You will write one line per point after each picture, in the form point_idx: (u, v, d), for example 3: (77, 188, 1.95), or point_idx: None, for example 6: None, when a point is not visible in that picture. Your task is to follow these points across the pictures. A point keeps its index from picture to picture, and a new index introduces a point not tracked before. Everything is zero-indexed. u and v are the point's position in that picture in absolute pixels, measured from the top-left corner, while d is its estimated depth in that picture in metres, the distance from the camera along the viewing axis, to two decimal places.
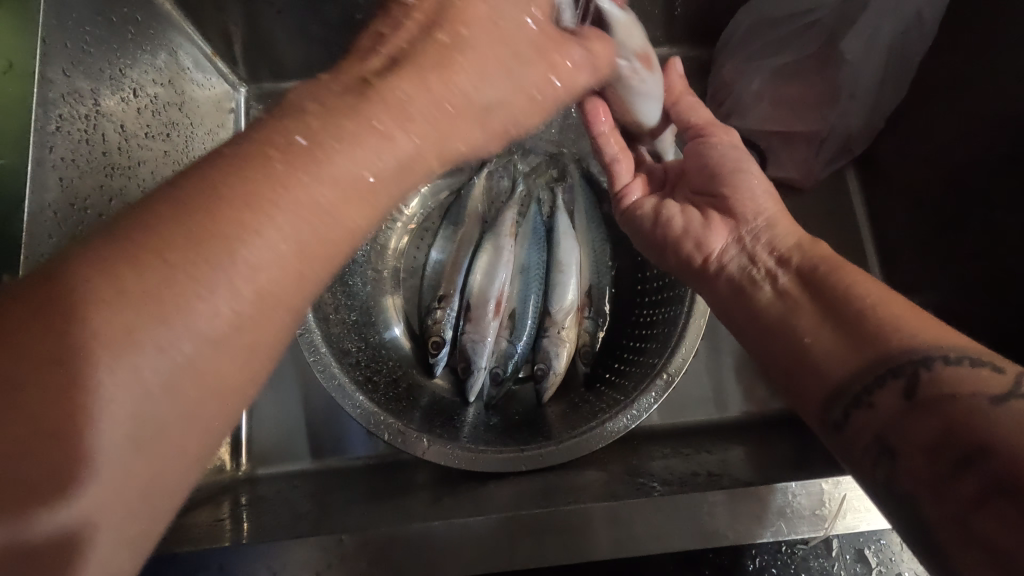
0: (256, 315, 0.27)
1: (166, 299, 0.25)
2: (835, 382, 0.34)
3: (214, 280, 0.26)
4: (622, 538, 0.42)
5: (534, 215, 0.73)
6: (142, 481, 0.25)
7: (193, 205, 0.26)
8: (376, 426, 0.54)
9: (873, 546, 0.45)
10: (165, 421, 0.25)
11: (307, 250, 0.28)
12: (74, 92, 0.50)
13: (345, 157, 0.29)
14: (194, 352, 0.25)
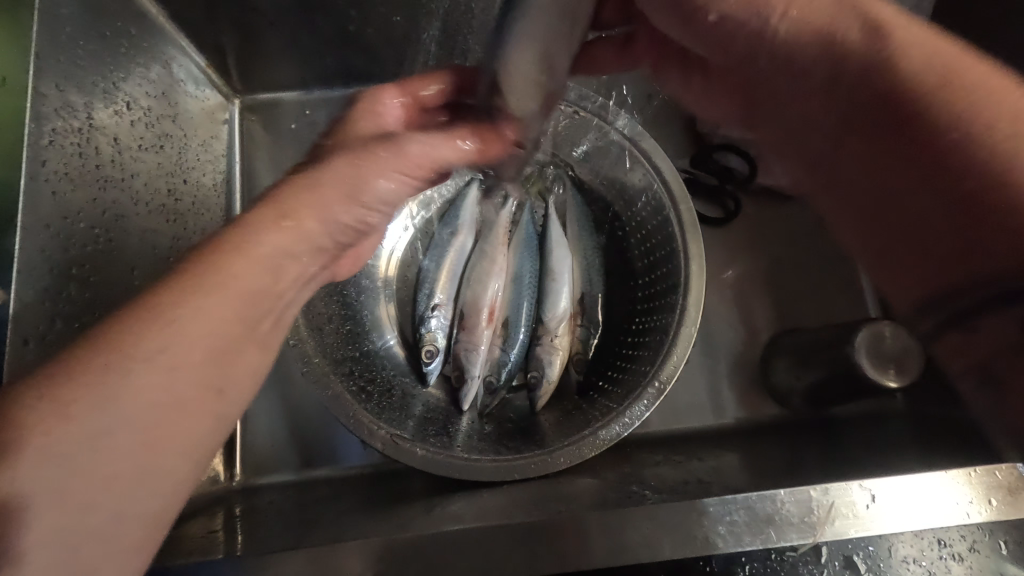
0: (167, 396, 0.34)
1: (79, 391, 0.32)
2: (935, 291, 0.37)
3: (118, 368, 0.33)
4: (616, 546, 0.42)
5: (527, 224, 0.73)
6: (85, 536, 0.32)
7: (116, 318, 0.34)
8: (369, 437, 0.54)
9: (862, 553, 0.46)
10: (95, 483, 0.32)
11: (219, 313, 0.36)
12: (67, 106, 0.51)
13: (247, 248, 0.38)
14: (117, 424, 0.33)
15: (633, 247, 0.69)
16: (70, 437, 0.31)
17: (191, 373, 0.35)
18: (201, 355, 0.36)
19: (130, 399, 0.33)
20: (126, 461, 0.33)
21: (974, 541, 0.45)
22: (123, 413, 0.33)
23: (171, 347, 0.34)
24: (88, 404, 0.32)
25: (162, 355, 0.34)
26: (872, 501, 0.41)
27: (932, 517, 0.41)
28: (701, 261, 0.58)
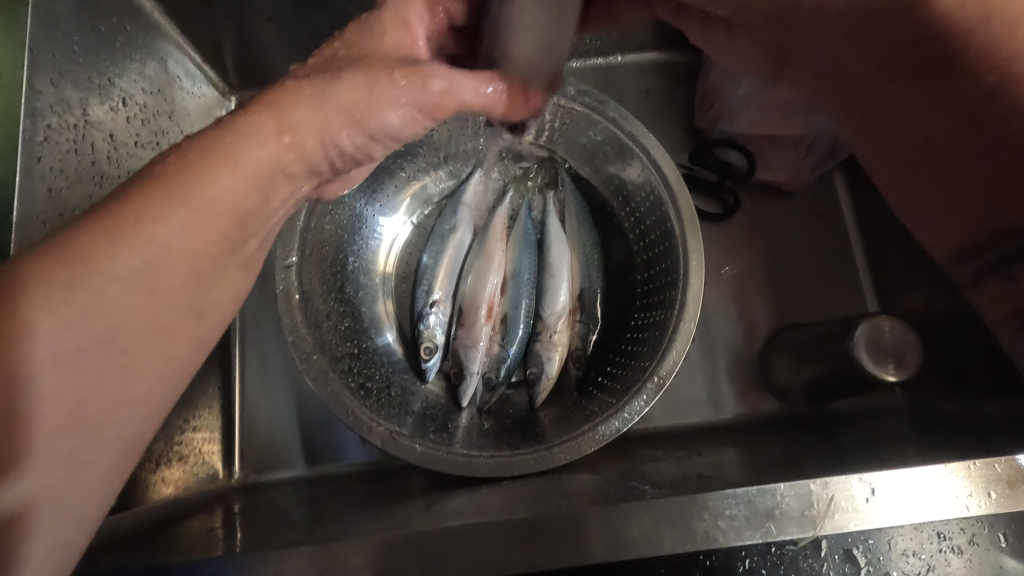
0: (140, 312, 0.36)
1: (33, 304, 0.32)
2: (978, 243, 0.39)
3: (83, 284, 0.33)
4: (616, 542, 0.42)
5: (525, 220, 0.74)
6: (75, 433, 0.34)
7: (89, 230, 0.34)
8: (369, 433, 0.54)
9: (862, 546, 0.46)
10: (72, 392, 0.34)
11: (193, 224, 0.36)
12: (63, 103, 0.50)
13: (227, 163, 0.37)
14: (87, 334, 0.34)
15: (633, 243, 0.69)
16: (41, 352, 0.32)
17: (167, 287, 0.36)
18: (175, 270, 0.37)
19: (98, 317, 0.34)
20: (102, 371, 0.35)
21: (973, 534, 0.46)
22: (92, 326, 0.34)
23: (143, 265, 0.35)
24: (51, 319, 0.32)
25: (131, 268, 0.35)
26: (871, 496, 0.41)
27: (932, 510, 0.41)
28: (700, 256, 0.58)
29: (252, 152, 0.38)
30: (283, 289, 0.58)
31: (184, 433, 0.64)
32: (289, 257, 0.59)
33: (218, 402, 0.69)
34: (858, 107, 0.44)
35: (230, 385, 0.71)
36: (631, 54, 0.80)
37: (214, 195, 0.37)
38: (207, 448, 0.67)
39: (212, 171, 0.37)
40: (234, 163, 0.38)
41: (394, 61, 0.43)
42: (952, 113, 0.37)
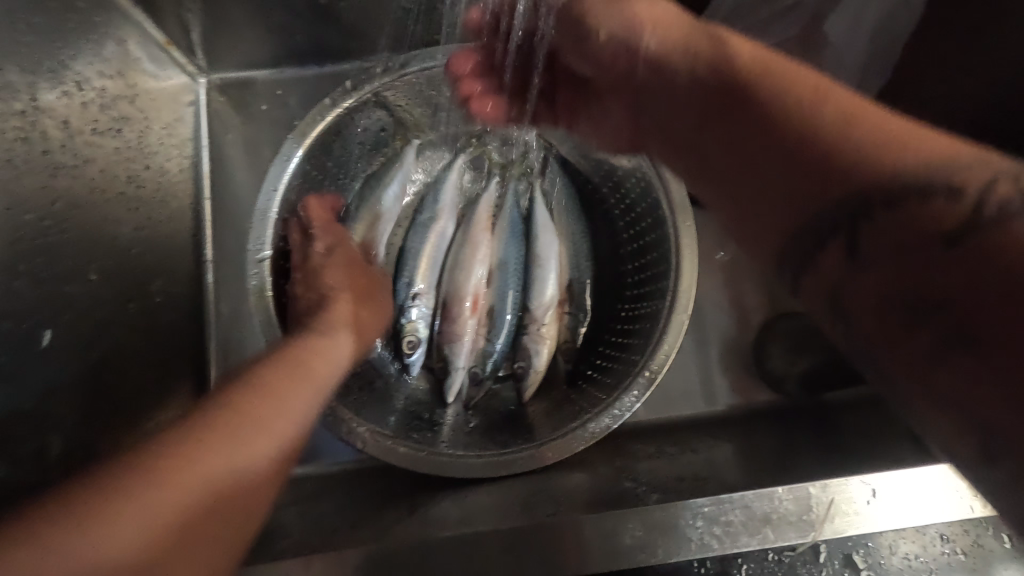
0: (235, 472, 0.39)
1: (189, 457, 0.37)
2: (787, 233, 0.36)
3: (199, 463, 0.37)
4: (608, 551, 0.40)
5: (511, 208, 0.70)
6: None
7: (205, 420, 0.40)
8: (347, 435, 0.52)
9: (861, 550, 0.44)
10: (179, 529, 0.35)
11: (263, 429, 0.41)
12: (7, 87, 0.46)
13: (294, 393, 0.44)
14: (202, 488, 0.37)
15: (621, 229, 0.66)
16: (173, 502, 0.35)
17: (262, 457, 0.40)
18: (271, 440, 0.41)
19: (222, 466, 0.38)
20: (216, 517, 0.37)
21: (975, 536, 0.44)
22: (232, 465, 0.39)
23: (253, 431, 0.40)
24: (198, 464, 0.37)
25: (253, 433, 0.40)
26: (872, 497, 0.40)
27: (935, 512, 0.39)
28: (693, 244, 0.56)
29: (301, 384, 0.45)
30: (256, 285, 0.55)
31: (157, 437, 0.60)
32: (262, 251, 0.55)
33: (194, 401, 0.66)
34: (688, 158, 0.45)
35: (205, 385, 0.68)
36: None
37: (299, 390, 0.44)
38: None
39: (292, 384, 0.44)
40: (305, 365, 0.46)
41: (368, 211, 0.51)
42: (743, 125, 0.39)
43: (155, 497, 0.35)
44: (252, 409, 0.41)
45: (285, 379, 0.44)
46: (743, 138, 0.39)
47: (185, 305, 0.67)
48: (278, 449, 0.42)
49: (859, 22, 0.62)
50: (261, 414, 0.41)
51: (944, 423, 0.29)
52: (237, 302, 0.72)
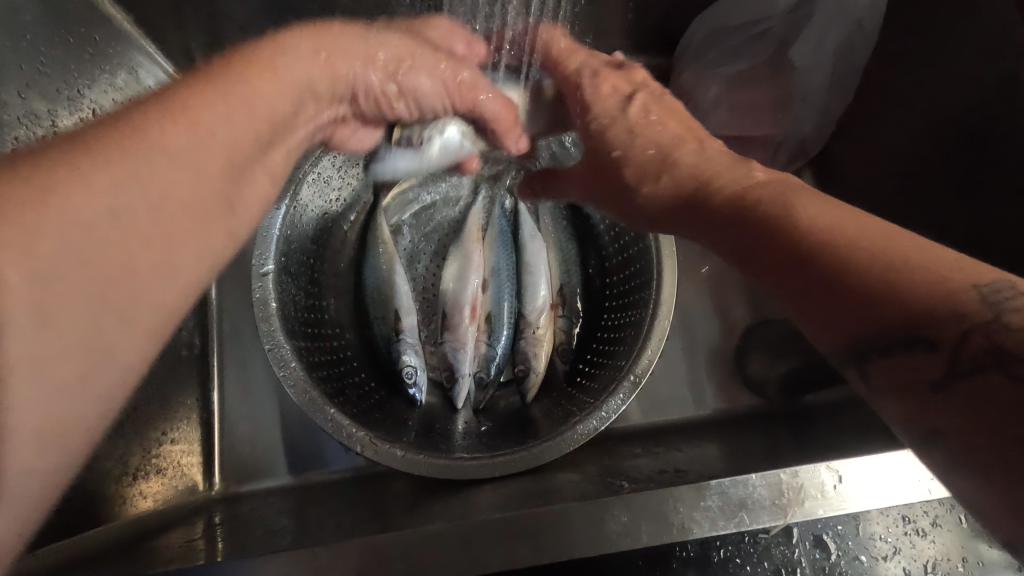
0: (182, 194, 0.31)
1: (60, 173, 0.26)
2: (863, 330, 0.30)
3: (112, 188, 0.27)
4: (595, 536, 0.43)
5: (499, 219, 0.74)
6: (84, 365, 0.27)
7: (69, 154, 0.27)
8: (348, 439, 0.54)
9: (831, 531, 0.49)
10: (83, 299, 0.27)
11: (231, 114, 0.34)
12: (31, 114, 0.50)
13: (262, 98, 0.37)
14: (127, 174, 0.28)
15: (606, 244, 0.70)
16: (52, 241, 0.25)
17: (212, 171, 0.32)
18: (224, 146, 0.33)
19: (146, 194, 0.29)
20: (163, 211, 0.30)
21: (935, 516, 0.48)
22: (184, 134, 0.31)
23: (196, 138, 0.31)
24: (75, 200, 0.26)
25: (196, 109, 0.32)
26: (840, 482, 0.43)
27: (897, 494, 0.42)
28: (672, 252, 0.60)
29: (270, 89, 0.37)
30: (259, 297, 0.56)
31: (161, 446, 0.63)
32: (265, 264, 0.57)
33: (198, 413, 0.69)
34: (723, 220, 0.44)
35: (208, 397, 0.70)
36: None
37: (253, 89, 0.36)
38: (187, 460, 0.66)
39: (246, 79, 0.36)
40: (252, 73, 0.36)
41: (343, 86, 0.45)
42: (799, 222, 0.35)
43: (35, 220, 0.25)
44: (205, 146, 0.32)
45: (240, 86, 0.35)
46: (797, 225, 0.35)
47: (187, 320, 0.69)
48: (239, 160, 0.34)
49: (821, 47, 0.66)
50: (198, 129, 0.32)
51: (971, 486, 0.27)
52: (237, 318, 0.74)
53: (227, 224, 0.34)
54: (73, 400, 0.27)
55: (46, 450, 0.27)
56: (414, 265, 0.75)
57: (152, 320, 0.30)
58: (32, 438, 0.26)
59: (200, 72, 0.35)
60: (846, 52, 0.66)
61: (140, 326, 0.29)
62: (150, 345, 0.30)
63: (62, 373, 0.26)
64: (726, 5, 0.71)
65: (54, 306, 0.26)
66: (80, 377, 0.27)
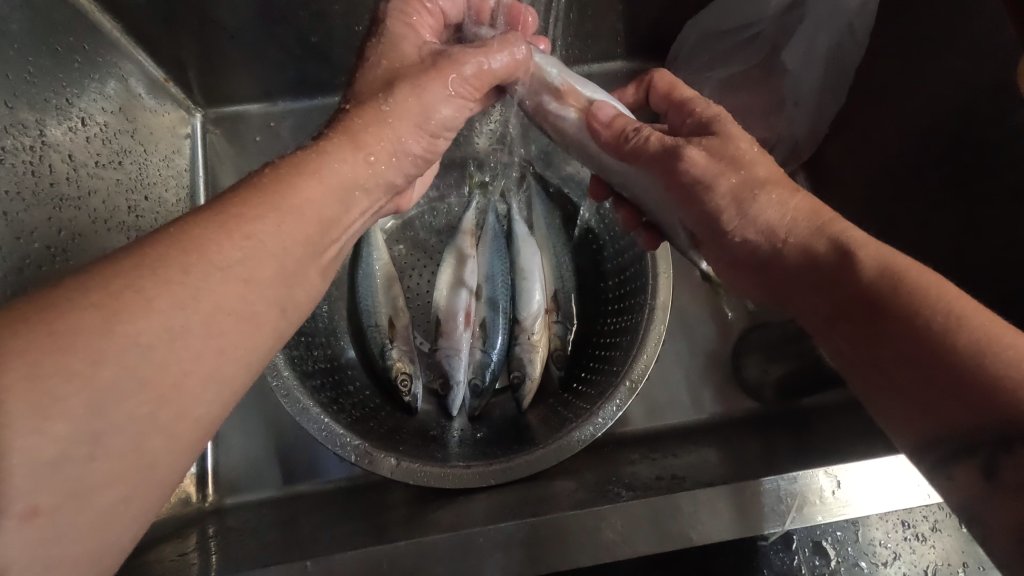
0: (231, 308, 0.32)
1: (124, 295, 0.28)
2: (937, 430, 0.34)
3: (195, 270, 0.31)
4: (594, 546, 0.42)
5: (493, 224, 0.74)
6: (128, 477, 0.28)
7: (158, 244, 0.31)
8: (343, 450, 0.54)
9: (831, 538, 0.49)
10: (134, 413, 0.28)
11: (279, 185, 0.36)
12: (17, 124, 0.50)
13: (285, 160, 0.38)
14: (187, 299, 0.30)
15: (604, 250, 0.70)
16: (114, 366, 0.27)
17: (261, 281, 0.33)
18: (273, 254, 0.34)
19: (197, 312, 0.30)
20: (216, 329, 0.31)
21: (934, 520, 0.48)
22: (234, 251, 0.32)
23: (248, 253, 0.33)
24: (137, 323, 0.28)
25: (253, 228, 0.34)
26: (838, 488, 0.43)
27: (897, 499, 0.42)
28: (667, 256, 0.60)
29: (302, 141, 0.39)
30: None
31: None
32: None
33: None
34: (824, 305, 0.41)
35: None
36: (596, 64, 0.80)
37: (308, 198, 0.37)
38: None
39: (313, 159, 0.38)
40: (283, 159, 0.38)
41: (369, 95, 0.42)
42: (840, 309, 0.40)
43: (101, 348, 0.26)
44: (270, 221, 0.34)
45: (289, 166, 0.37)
46: (845, 314, 0.39)
47: None
48: (288, 264, 0.35)
49: (813, 49, 0.67)
50: (249, 243, 0.33)
51: None
52: None
53: (273, 324, 0.35)
54: (124, 509, 0.28)
55: (87, 564, 0.27)
56: (409, 271, 0.75)
57: (193, 430, 0.30)
58: (74, 556, 0.27)
59: (263, 177, 0.37)
60: (838, 54, 0.66)
61: (180, 436, 0.30)
62: (190, 450, 0.31)
63: (97, 478, 0.27)
64: (716, 10, 0.71)
65: (111, 425, 0.27)
66: (122, 492, 0.28)
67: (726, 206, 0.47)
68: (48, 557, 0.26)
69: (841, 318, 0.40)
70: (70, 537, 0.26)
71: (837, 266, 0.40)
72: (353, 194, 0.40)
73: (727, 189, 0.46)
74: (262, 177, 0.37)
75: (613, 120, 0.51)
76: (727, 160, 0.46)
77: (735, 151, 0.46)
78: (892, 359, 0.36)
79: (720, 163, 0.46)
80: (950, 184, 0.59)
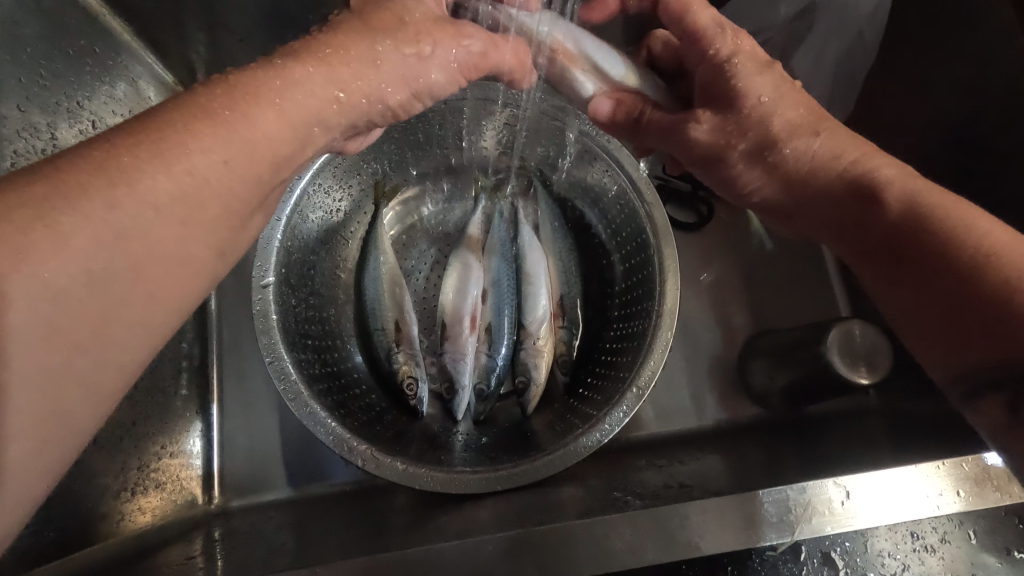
0: (164, 250, 0.32)
1: (42, 238, 0.28)
2: (965, 367, 0.38)
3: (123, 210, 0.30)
4: (600, 554, 0.42)
5: (500, 228, 0.74)
6: (45, 421, 0.29)
7: (88, 172, 0.30)
8: (349, 454, 0.54)
9: (840, 548, 0.48)
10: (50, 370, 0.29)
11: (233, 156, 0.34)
12: (30, 127, 0.50)
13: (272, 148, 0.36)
14: (109, 238, 0.30)
15: (612, 255, 0.69)
16: (21, 308, 0.28)
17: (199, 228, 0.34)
18: (213, 194, 0.34)
19: (122, 253, 0.31)
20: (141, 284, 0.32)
21: (944, 532, 0.47)
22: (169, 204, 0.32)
23: (184, 190, 0.32)
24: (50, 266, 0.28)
25: (189, 165, 0.32)
26: (847, 498, 0.42)
27: (908, 510, 0.42)
28: (675, 263, 0.60)
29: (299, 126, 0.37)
30: (259, 310, 0.56)
31: (159, 459, 0.63)
32: (266, 276, 0.57)
33: (196, 424, 0.69)
34: (846, 241, 0.45)
35: (208, 409, 0.70)
36: None
37: (246, 125, 0.34)
38: (186, 473, 0.66)
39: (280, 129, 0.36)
40: (268, 121, 0.35)
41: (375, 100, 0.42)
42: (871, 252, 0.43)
43: (10, 289, 0.27)
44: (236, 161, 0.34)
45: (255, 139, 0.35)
46: (876, 257, 0.42)
47: (186, 334, 0.69)
48: (233, 207, 0.35)
49: (822, 58, 0.66)
50: (188, 180, 0.32)
51: None
52: (237, 330, 0.74)
53: (209, 267, 0.36)
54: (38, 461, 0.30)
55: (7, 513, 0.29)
56: (415, 275, 0.75)
57: (116, 375, 0.32)
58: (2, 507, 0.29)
59: (190, 98, 0.34)
60: (847, 60, 0.65)
61: (105, 382, 0.31)
62: None
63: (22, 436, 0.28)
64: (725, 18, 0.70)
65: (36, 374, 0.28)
66: (46, 441, 0.30)
67: (742, 171, 0.48)
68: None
69: (872, 255, 0.43)
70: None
71: (867, 204, 0.43)
72: (309, 129, 0.38)
73: (737, 157, 0.47)
74: (177, 107, 0.34)
75: (617, 103, 0.52)
76: (732, 126, 0.46)
77: (739, 113, 0.46)
78: (922, 299, 0.39)
79: (722, 134, 0.46)
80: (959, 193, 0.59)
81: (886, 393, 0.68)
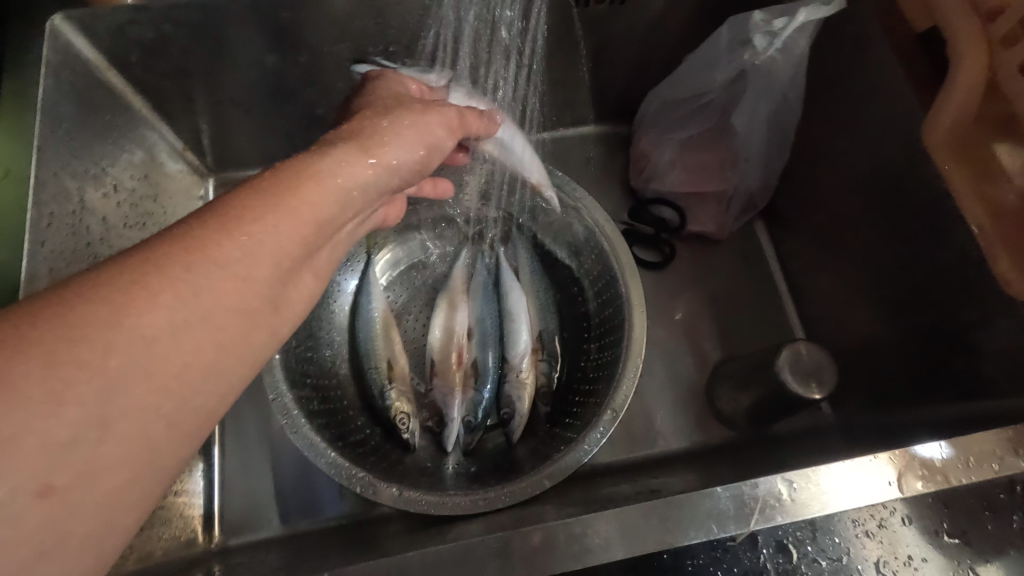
0: (231, 303, 0.36)
1: (137, 294, 0.32)
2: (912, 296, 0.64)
3: (195, 269, 0.35)
4: (580, 550, 0.47)
5: (481, 271, 0.81)
6: (141, 466, 0.32)
7: (161, 251, 0.35)
8: (349, 480, 0.58)
9: (792, 536, 0.52)
10: (158, 416, 0.33)
11: (280, 223, 0.40)
12: (62, 191, 0.56)
13: (329, 186, 0.44)
14: (189, 295, 0.34)
15: (583, 290, 0.76)
16: (121, 357, 0.31)
17: (258, 279, 0.38)
18: (268, 256, 0.39)
19: (196, 308, 0.34)
20: (221, 339, 0.36)
21: (881, 519, 0.52)
22: (229, 257, 0.37)
23: (246, 251, 0.37)
24: (141, 318, 0.32)
25: (259, 230, 0.38)
26: (797, 491, 0.48)
27: (865, 495, 0.48)
28: (640, 297, 0.67)
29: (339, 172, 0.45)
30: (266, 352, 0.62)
31: (167, 497, 0.66)
32: None
33: (198, 465, 0.72)
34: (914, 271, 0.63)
35: (209, 450, 0.74)
36: (571, 128, 0.90)
37: (304, 202, 0.42)
38: (189, 512, 0.68)
39: (316, 187, 0.43)
40: (315, 178, 0.43)
41: (356, 141, 0.49)
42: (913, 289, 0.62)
43: (110, 340, 0.31)
44: (285, 204, 0.41)
45: (304, 197, 0.42)
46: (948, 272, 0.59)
47: None
48: (283, 262, 0.40)
49: (757, 115, 0.73)
50: (248, 241, 0.38)
51: None
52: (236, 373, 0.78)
53: (268, 321, 0.39)
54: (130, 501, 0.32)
55: (105, 549, 0.31)
56: (406, 315, 0.82)
57: (192, 415, 0.35)
58: (82, 532, 0.30)
59: (258, 182, 0.41)
60: (779, 115, 0.73)
61: (199, 415, 0.35)
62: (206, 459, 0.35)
63: (130, 474, 0.31)
64: (674, 82, 0.78)
65: (123, 418, 0.31)
66: (145, 468, 0.32)
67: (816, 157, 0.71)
68: (65, 537, 0.29)
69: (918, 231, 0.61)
70: (98, 520, 0.31)
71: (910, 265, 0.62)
72: (348, 195, 0.45)
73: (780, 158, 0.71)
74: (235, 190, 0.40)
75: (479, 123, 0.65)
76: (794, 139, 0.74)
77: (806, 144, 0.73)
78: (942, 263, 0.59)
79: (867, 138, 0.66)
80: (888, 224, 0.66)
81: (841, 406, 0.75)
